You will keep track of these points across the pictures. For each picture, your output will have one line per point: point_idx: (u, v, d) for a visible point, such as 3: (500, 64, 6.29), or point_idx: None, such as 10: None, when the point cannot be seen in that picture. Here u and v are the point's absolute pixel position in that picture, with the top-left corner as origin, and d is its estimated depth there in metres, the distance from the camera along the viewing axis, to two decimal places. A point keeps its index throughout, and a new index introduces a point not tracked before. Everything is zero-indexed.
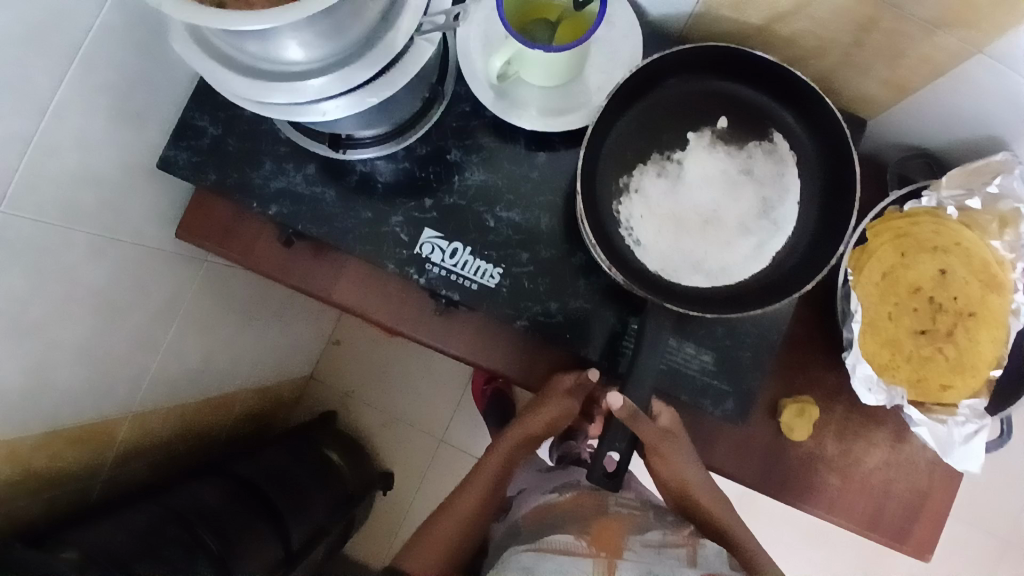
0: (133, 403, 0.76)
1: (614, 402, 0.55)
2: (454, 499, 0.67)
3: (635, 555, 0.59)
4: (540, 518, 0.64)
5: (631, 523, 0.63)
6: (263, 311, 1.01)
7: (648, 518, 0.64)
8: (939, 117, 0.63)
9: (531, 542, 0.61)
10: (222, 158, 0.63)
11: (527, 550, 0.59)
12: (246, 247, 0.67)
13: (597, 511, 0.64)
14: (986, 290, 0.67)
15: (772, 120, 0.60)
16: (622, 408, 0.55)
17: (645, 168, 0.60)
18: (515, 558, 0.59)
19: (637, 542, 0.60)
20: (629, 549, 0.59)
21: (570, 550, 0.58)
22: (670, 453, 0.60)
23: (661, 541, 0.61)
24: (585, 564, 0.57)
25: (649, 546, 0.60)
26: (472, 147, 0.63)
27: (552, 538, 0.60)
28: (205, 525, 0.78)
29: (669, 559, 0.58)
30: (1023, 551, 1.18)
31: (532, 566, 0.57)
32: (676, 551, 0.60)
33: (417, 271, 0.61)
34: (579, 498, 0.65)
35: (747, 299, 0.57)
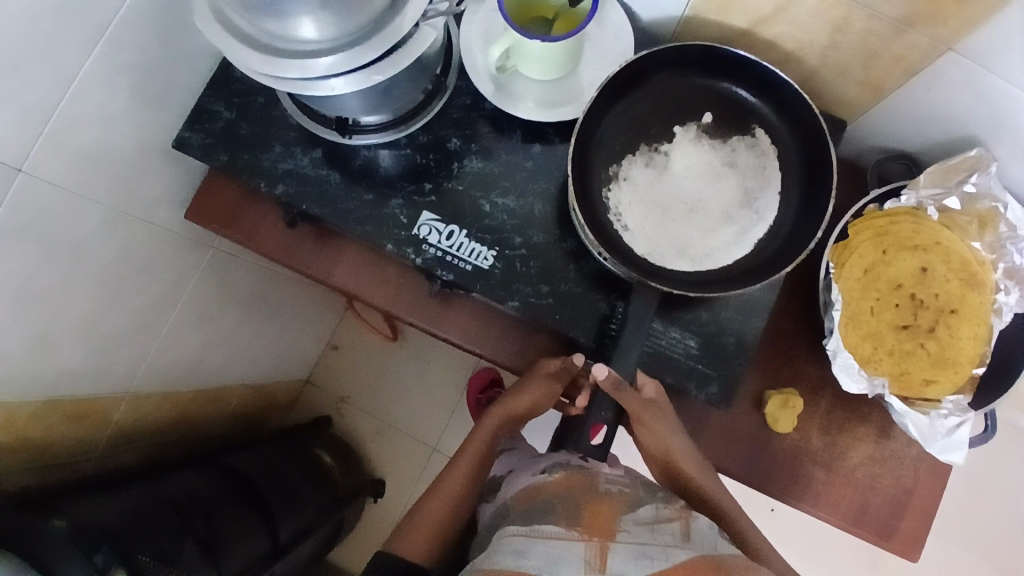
0: (133, 381, 0.77)
1: (599, 373, 0.57)
2: (442, 482, 0.68)
3: (630, 536, 0.57)
4: (530, 500, 0.62)
5: (625, 501, 0.61)
6: (264, 305, 1.02)
7: (639, 496, 0.62)
8: (916, 116, 0.66)
9: (523, 525, 0.59)
10: (233, 140, 0.66)
11: (516, 534, 0.58)
12: (251, 230, 0.70)
13: (589, 491, 0.62)
14: (966, 288, 0.69)
15: (754, 116, 0.63)
16: (607, 379, 0.57)
17: (633, 158, 0.62)
18: (506, 540, 0.58)
19: (631, 521, 0.58)
20: (623, 531, 0.57)
21: (562, 538, 0.57)
22: (652, 423, 0.63)
23: (654, 517, 0.59)
24: (578, 548, 0.56)
25: (642, 525, 0.58)
26: (471, 137, 0.66)
27: (543, 526, 0.58)
28: (196, 510, 0.77)
29: (663, 536, 0.57)
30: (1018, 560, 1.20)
31: (523, 549, 0.56)
32: (670, 526, 0.58)
33: (414, 251, 0.64)
34: (569, 479, 0.63)
35: (727, 282, 0.60)
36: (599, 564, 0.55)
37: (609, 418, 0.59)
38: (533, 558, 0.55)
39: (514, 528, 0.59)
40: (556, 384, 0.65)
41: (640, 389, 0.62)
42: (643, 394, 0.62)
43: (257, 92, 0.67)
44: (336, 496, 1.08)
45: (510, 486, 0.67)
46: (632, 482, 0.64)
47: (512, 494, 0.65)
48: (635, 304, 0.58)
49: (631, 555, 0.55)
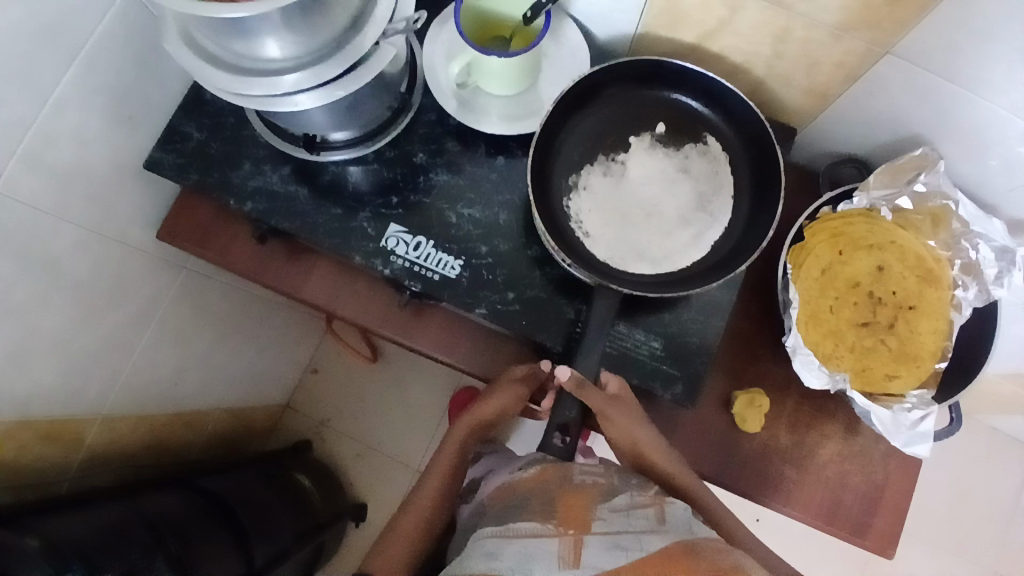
0: (107, 402, 0.78)
1: (563, 375, 0.60)
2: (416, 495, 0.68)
3: (605, 525, 0.56)
4: (505, 498, 0.62)
5: (598, 491, 0.60)
6: (242, 327, 1.03)
7: (614, 484, 0.61)
8: (861, 119, 0.69)
9: (498, 526, 0.58)
10: (204, 159, 0.68)
11: (490, 535, 0.57)
12: (223, 248, 0.72)
13: (563, 484, 0.60)
14: (923, 284, 0.71)
15: (704, 124, 0.66)
16: (570, 379, 0.60)
17: (592, 168, 0.65)
18: (480, 543, 0.57)
19: (606, 509, 0.58)
20: (598, 520, 0.57)
21: (535, 535, 0.56)
22: (617, 417, 0.63)
23: (629, 504, 0.59)
24: (551, 544, 0.55)
25: (617, 512, 0.58)
26: (436, 151, 0.68)
27: (518, 523, 0.57)
28: (170, 531, 0.77)
29: (639, 521, 0.57)
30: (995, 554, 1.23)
31: (495, 551, 0.55)
32: (645, 511, 0.58)
33: (382, 262, 0.66)
34: (544, 474, 0.62)
35: (686, 282, 0.61)
36: (573, 558, 0.53)
37: (577, 418, 0.62)
38: (506, 559, 0.54)
39: (488, 529, 0.58)
40: (522, 391, 0.66)
41: (604, 387, 0.63)
42: (607, 391, 0.63)
43: (228, 113, 0.69)
44: (315, 519, 1.07)
45: (488, 482, 0.69)
46: (607, 471, 0.63)
47: (488, 492, 0.66)
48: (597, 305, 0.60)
49: (605, 546, 0.54)
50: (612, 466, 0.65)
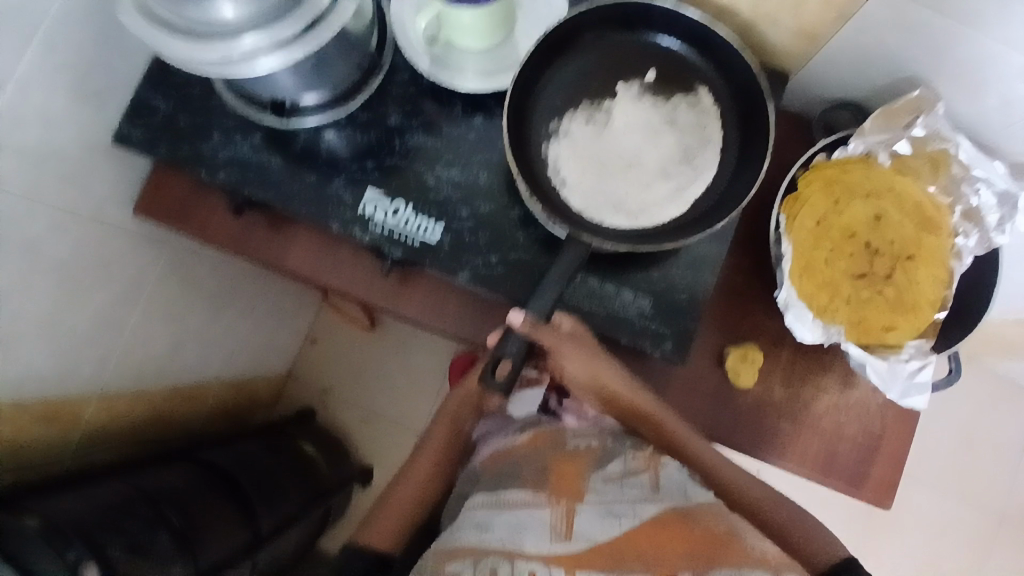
0: (102, 380, 0.78)
1: (516, 320, 0.56)
2: (411, 469, 0.67)
3: (598, 495, 0.56)
4: (496, 465, 0.61)
5: (592, 457, 0.60)
6: (237, 300, 1.02)
7: (608, 447, 0.61)
8: (855, 60, 0.66)
9: (488, 494, 0.58)
10: (173, 131, 0.66)
11: (482, 505, 0.57)
12: (201, 222, 0.70)
13: (556, 450, 0.61)
14: (921, 231, 0.69)
15: (695, 71, 0.62)
16: (523, 324, 0.55)
17: (574, 114, 0.62)
18: (470, 513, 0.57)
19: (599, 479, 0.58)
20: (590, 490, 0.57)
21: (528, 504, 0.56)
22: (572, 354, 0.60)
23: (622, 472, 0.58)
24: (542, 513, 0.55)
25: (610, 481, 0.58)
26: (412, 112, 0.66)
27: (509, 492, 0.58)
28: (172, 504, 0.78)
29: (631, 490, 0.56)
30: (988, 497, 1.24)
31: (486, 522, 0.56)
32: (639, 478, 0.58)
33: (361, 229, 0.64)
34: (537, 439, 0.62)
35: (658, 236, 0.59)
36: (564, 528, 0.54)
37: (518, 354, 0.57)
38: (497, 530, 0.55)
39: (480, 497, 0.58)
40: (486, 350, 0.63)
41: (557, 325, 0.60)
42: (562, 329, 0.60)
43: (195, 82, 0.67)
44: (322, 486, 1.08)
45: (485, 448, 0.67)
46: (600, 432, 0.63)
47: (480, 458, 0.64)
48: (567, 255, 0.57)
49: (597, 513, 0.55)
50: (605, 425, 0.64)
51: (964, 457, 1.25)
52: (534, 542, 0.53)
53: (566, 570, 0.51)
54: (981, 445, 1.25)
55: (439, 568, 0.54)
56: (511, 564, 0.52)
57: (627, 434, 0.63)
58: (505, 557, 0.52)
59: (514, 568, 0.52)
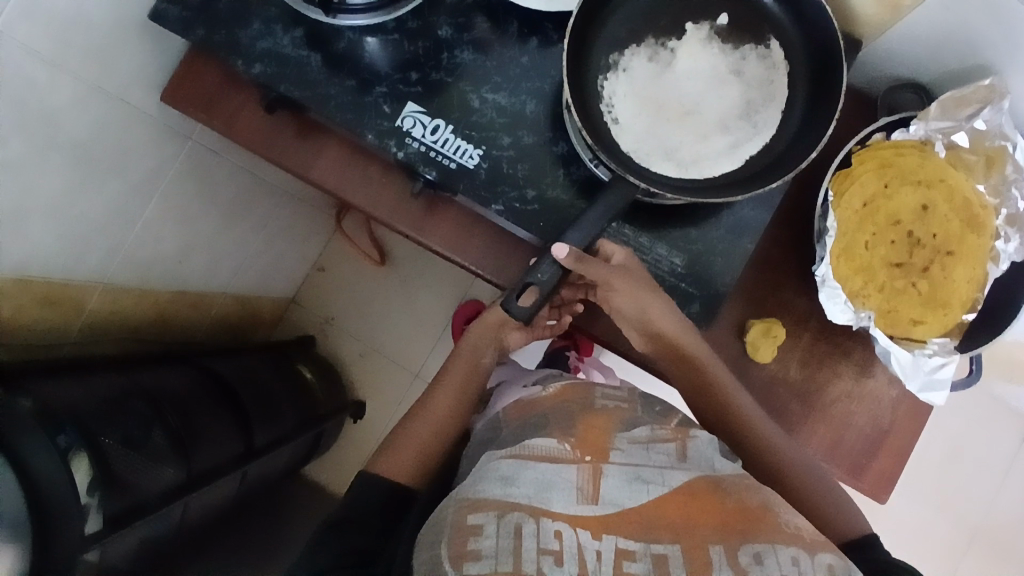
0: (109, 271, 0.76)
1: (559, 253, 0.54)
2: (429, 402, 0.64)
3: (623, 456, 0.53)
4: (522, 414, 0.59)
5: (619, 417, 0.58)
6: (254, 212, 0.99)
7: (636, 413, 0.59)
8: (930, 37, 0.63)
9: (511, 447, 0.55)
10: (210, 14, 0.63)
11: (506, 457, 0.53)
12: (230, 117, 0.67)
13: (584, 406, 0.59)
14: (965, 229, 0.67)
15: (768, 21, 0.59)
16: (567, 258, 0.54)
17: (637, 50, 0.59)
18: (493, 465, 0.53)
19: (624, 440, 0.55)
20: (616, 450, 0.54)
21: (552, 458, 0.52)
22: (624, 289, 0.59)
23: (650, 437, 0.55)
24: (569, 472, 0.51)
25: (636, 444, 0.55)
26: (464, 27, 0.63)
27: (532, 441, 0.54)
28: (170, 404, 0.76)
29: (659, 456, 0.53)
30: (968, 510, 1.26)
31: (511, 475, 0.51)
32: (666, 446, 0.54)
33: (396, 144, 0.61)
34: (562, 391, 0.61)
35: (705, 190, 0.57)
36: (592, 491, 0.50)
37: (546, 284, 0.55)
38: (523, 485, 0.50)
39: (502, 451, 0.54)
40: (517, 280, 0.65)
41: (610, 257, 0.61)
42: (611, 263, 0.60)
43: None
44: (317, 411, 1.08)
45: (500, 399, 0.65)
46: (629, 397, 0.62)
47: (502, 406, 0.62)
48: (609, 196, 0.55)
49: (625, 479, 0.51)
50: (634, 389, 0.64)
51: (951, 466, 1.26)
52: (561, 503, 0.49)
53: (593, 533, 0.47)
54: (971, 457, 1.26)
55: (462, 520, 0.48)
56: (537, 522, 0.47)
57: (657, 402, 0.62)
58: (531, 514, 0.48)
59: (540, 526, 0.47)
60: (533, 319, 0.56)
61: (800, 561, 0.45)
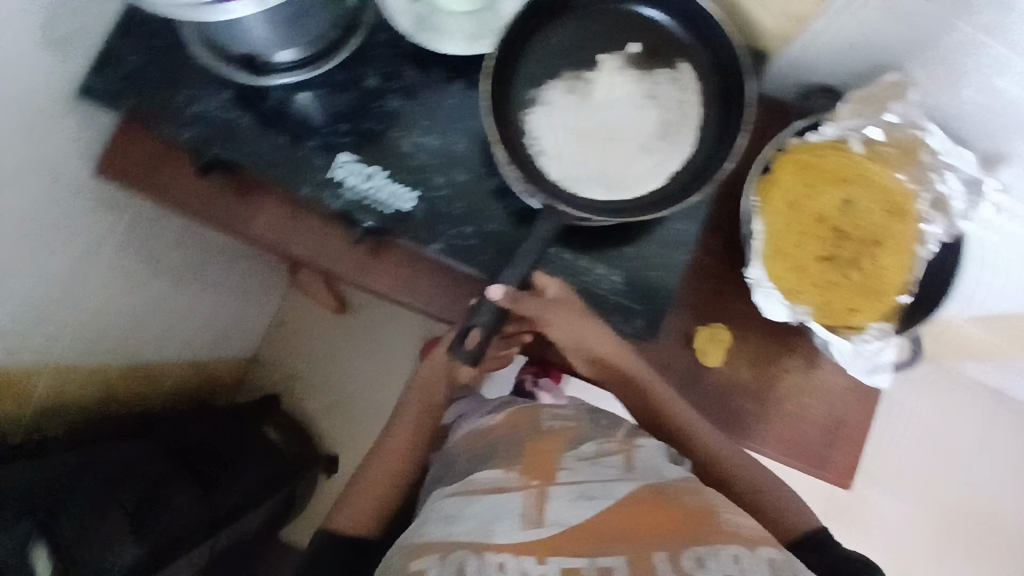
0: (54, 351, 0.75)
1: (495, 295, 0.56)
2: (385, 446, 0.65)
3: (571, 475, 0.53)
4: (472, 445, 0.59)
5: (568, 437, 0.57)
6: (205, 276, 0.99)
7: (585, 429, 0.58)
8: (830, 46, 0.67)
9: (458, 483, 0.56)
10: (139, 84, 0.64)
11: (452, 494, 0.54)
12: (165, 185, 0.67)
13: (533, 431, 0.58)
14: (890, 218, 0.67)
15: (677, 45, 0.62)
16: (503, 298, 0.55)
17: (555, 84, 0.61)
18: (441, 503, 0.54)
19: (572, 458, 0.55)
20: (564, 469, 0.54)
21: (497, 489, 0.53)
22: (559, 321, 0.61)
23: (597, 452, 0.56)
24: (514, 499, 0.52)
25: (584, 461, 0.55)
26: (392, 75, 0.65)
27: (478, 475, 0.55)
28: (124, 479, 0.75)
29: (606, 469, 0.54)
30: (942, 486, 1.29)
31: (455, 513, 0.52)
32: (613, 459, 0.55)
33: (331, 195, 0.63)
34: (512, 419, 0.60)
35: (631, 211, 0.59)
36: (537, 515, 0.50)
37: (489, 324, 0.56)
38: (466, 522, 0.51)
39: (450, 488, 0.56)
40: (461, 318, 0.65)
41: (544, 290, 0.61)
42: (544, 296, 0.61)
43: (168, 35, 0.65)
44: (286, 471, 1.06)
45: (461, 428, 0.64)
46: (578, 413, 0.60)
47: (457, 440, 0.62)
48: (542, 226, 0.56)
49: (571, 498, 0.51)
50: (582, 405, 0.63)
51: (922, 445, 1.29)
52: (504, 533, 0.49)
53: (538, 557, 0.47)
54: (940, 434, 1.29)
55: (406, 568, 0.50)
56: (479, 556, 0.48)
57: (605, 415, 0.61)
58: (472, 551, 0.48)
59: (482, 560, 0.47)
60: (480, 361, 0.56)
61: (740, 559, 0.45)
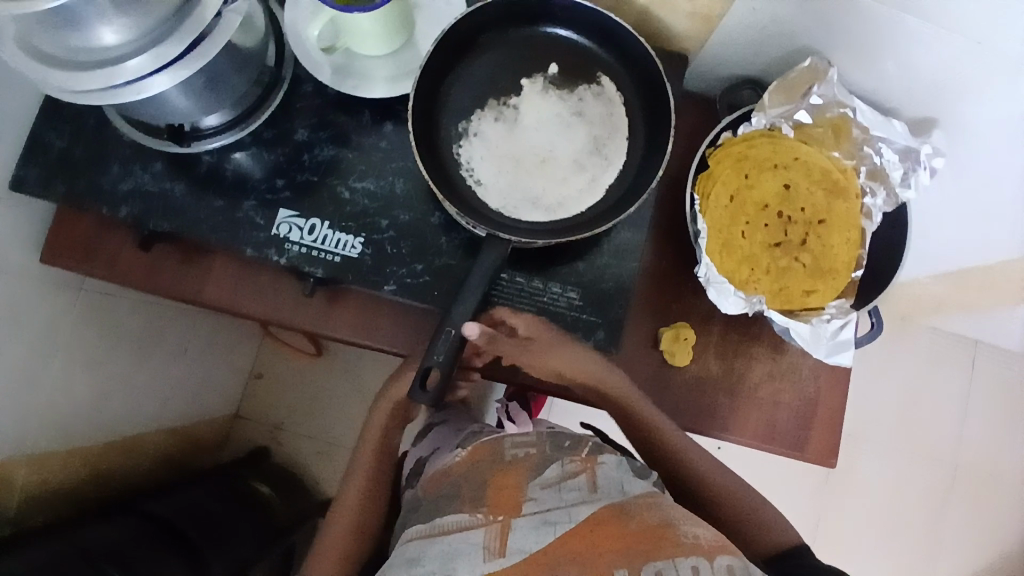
0: (29, 440, 0.73)
1: (469, 331, 0.56)
2: (342, 499, 0.66)
3: (537, 504, 0.54)
4: (437, 486, 0.60)
5: (528, 466, 0.58)
6: (168, 341, 0.98)
7: (545, 454, 0.59)
8: (746, 41, 0.69)
9: (423, 526, 0.56)
10: (67, 168, 0.64)
11: (415, 537, 0.55)
12: (111, 261, 0.67)
13: (495, 463, 0.59)
14: (831, 196, 0.68)
15: (594, 61, 0.63)
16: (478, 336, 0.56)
17: (482, 113, 0.62)
18: (403, 548, 0.55)
19: (537, 487, 0.55)
20: (529, 500, 0.54)
21: (462, 528, 0.53)
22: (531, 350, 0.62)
23: (560, 476, 0.56)
24: (477, 534, 0.52)
25: (548, 488, 0.55)
26: (321, 126, 0.65)
27: (444, 517, 0.55)
28: (111, 561, 0.73)
29: (571, 493, 0.54)
30: (933, 442, 1.31)
31: (418, 555, 0.53)
32: (577, 481, 0.56)
33: (277, 252, 0.63)
34: (476, 453, 0.60)
35: (575, 227, 0.60)
36: (499, 546, 0.51)
37: (446, 364, 0.55)
38: (428, 562, 0.51)
39: (415, 530, 0.56)
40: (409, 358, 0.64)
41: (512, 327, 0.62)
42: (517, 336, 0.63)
43: (90, 114, 0.64)
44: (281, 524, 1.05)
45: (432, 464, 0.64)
46: (539, 438, 0.61)
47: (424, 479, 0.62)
48: (486, 258, 0.56)
49: (534, 524, 0.52)
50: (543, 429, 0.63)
51: (909, 404, 1.31)
52: (467, 568, 0.50)
53: None
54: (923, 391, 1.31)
55: None
56: None
57: (565, 437, 0.63)
58: None
59: None
60: (440, 402, 0.56)
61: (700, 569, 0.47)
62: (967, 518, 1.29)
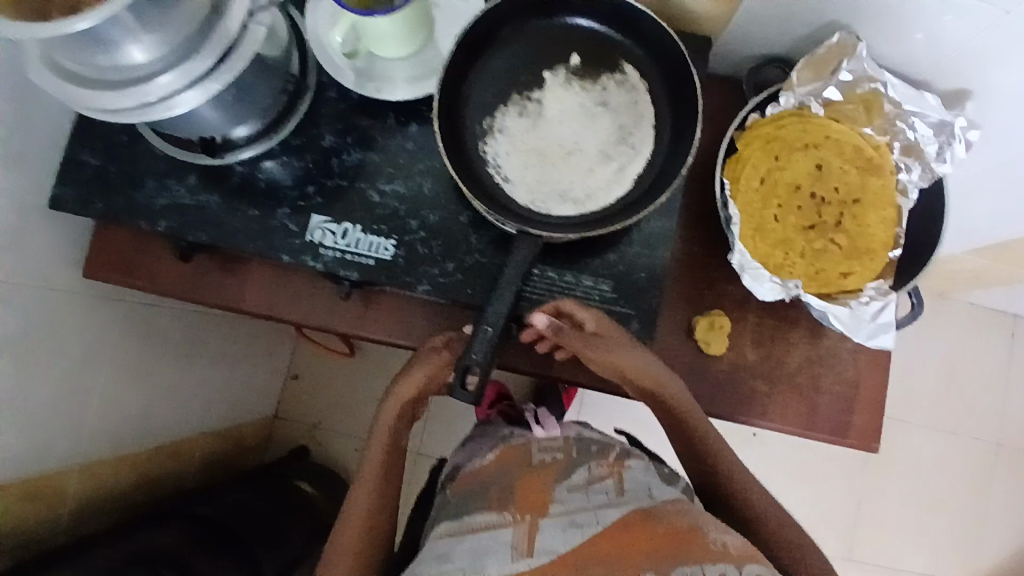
0: (80, 451, 0.76)
1: (538, 321, 0.60)
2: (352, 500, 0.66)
3: (563, 504, 0.54)
4: (466, 485, 0.61)
5: (557, 468, 0.59)
6: (209, 347, 1.00)
7: (572, 458, 0.60)
8: (772, 20, 0.68)
9: (451, 523, 0.56)
10: (104, 185, 0.65)
11: (443, 535, 0.55)
12: (150, 272, 0.68)
13: (523, 466, 0.60)
14: (864, 174, 0.68)
15: (616, 50, 0.63)
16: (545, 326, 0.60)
17: (506, 109, 0.62)
18: (433, 544, 0.55)
19: (563, 488, 0.56)
20: (555, 502, 0.54)
21: (491, 526, 0.54)
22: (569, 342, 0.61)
23: (587, 479, 0.57)
24: (505, 533, 0.53)
25: (575, 490, 0.56)
26: (347, 130, 0.66)
27: (472, 515, 0.55)
28: (164, 563, 0.76)
29: (597, 496, 0.55)
30: (977, 420, 1.27)
31: (446, 552, 0.53)
32: (604, 485, 0.57)
33: (312, 257, 0.63)
34: (505, 456, 0.62)
35: (606, 218, 0.60)
36: (527, 546, 0.51)
37: (486, 362, 0.54)
38: (458, 559, 0.52)
39: (443, 527, 0.56)
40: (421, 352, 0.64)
41: (580, 323, 0.61)
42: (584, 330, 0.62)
43: (124, 130, 0.66)
44: (324, 521, 1.07)
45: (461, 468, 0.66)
46: (566, 444, 0.63)
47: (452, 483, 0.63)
48: (520, 252, 0.56)
49: (561, 526, 0.52)
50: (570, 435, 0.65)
51: (950, 382, 1.28)
52: (497, 565, 0.50)
53: None
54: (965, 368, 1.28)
55: None
56: None
57: (592, 442, 0.64)
58: None
59: None
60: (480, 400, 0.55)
61: None
62: (1014, 498, 1.26)
